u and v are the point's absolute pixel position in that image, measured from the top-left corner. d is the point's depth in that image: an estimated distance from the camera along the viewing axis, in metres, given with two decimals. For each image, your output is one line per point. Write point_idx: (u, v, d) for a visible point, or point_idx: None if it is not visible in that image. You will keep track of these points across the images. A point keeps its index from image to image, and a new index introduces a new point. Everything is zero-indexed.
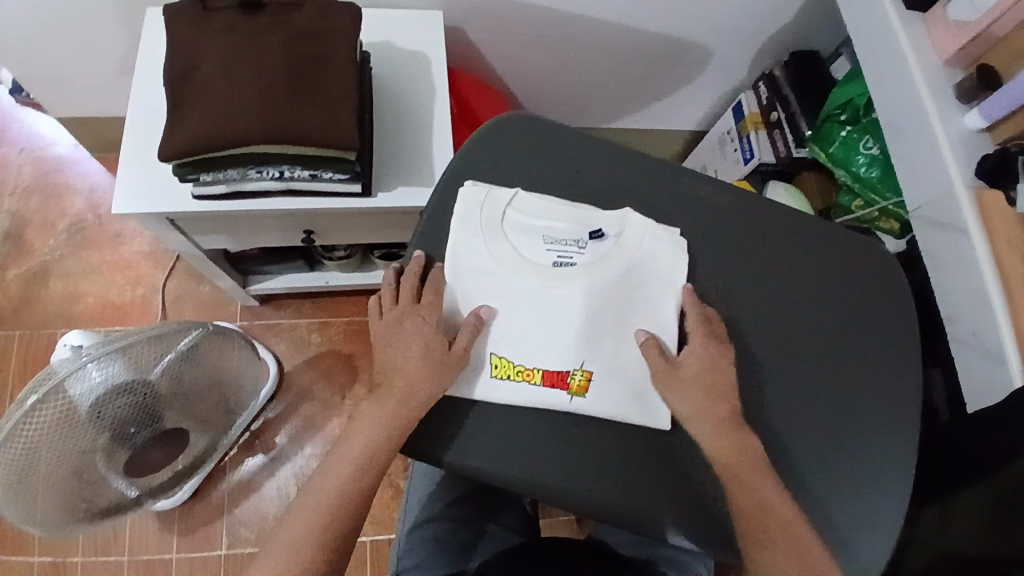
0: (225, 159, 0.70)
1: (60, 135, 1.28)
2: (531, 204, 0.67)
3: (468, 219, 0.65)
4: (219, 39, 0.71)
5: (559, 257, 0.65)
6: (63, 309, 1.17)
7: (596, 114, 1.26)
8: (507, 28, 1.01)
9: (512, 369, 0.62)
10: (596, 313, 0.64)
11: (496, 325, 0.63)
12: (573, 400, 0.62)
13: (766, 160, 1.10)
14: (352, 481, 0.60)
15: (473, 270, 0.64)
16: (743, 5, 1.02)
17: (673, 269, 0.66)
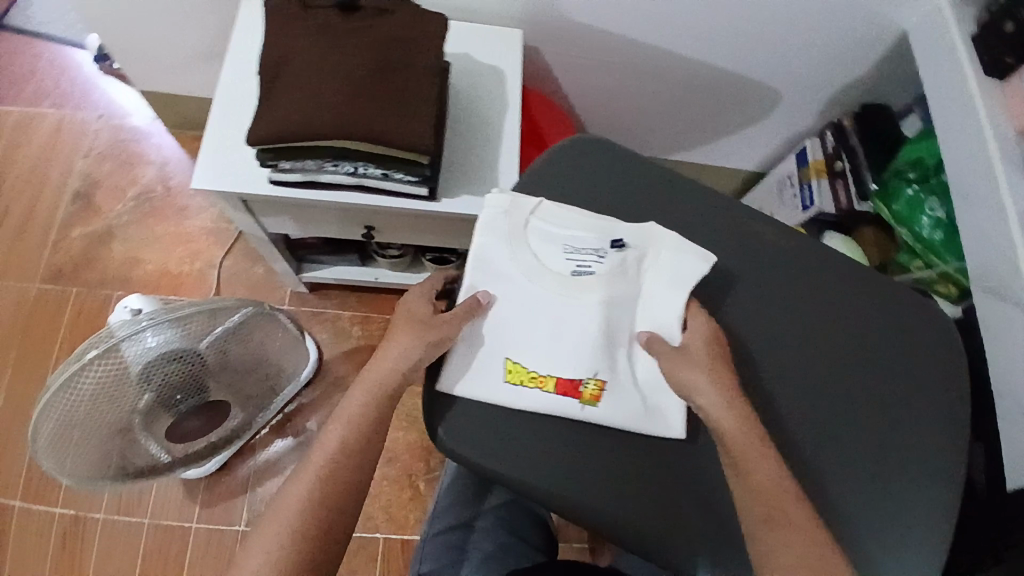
0: (305, 152, 0.73)
1: (138, 108, 1.34)
2: (555, 213, 0.68)
3: (493, 224, 0.67)
4: (313, 34, 0.74)
5: (578, 266, 0.67)
6: (121, 272, 1.21)
7: (657, 145, 1.27)
8: (581, 52, 1.03)
9: (526, 375, 0.63)
10: (611, 323, 0.65)
11: (513, 328, 0.65)
12: (585, 408, 0.63)
13: (825, 211, 1.10)
14: (346, 454, 0.59)
15: (495, 272, 0.66)
16: (818, 52, 1.02)
17: (689, 274, 0.66)
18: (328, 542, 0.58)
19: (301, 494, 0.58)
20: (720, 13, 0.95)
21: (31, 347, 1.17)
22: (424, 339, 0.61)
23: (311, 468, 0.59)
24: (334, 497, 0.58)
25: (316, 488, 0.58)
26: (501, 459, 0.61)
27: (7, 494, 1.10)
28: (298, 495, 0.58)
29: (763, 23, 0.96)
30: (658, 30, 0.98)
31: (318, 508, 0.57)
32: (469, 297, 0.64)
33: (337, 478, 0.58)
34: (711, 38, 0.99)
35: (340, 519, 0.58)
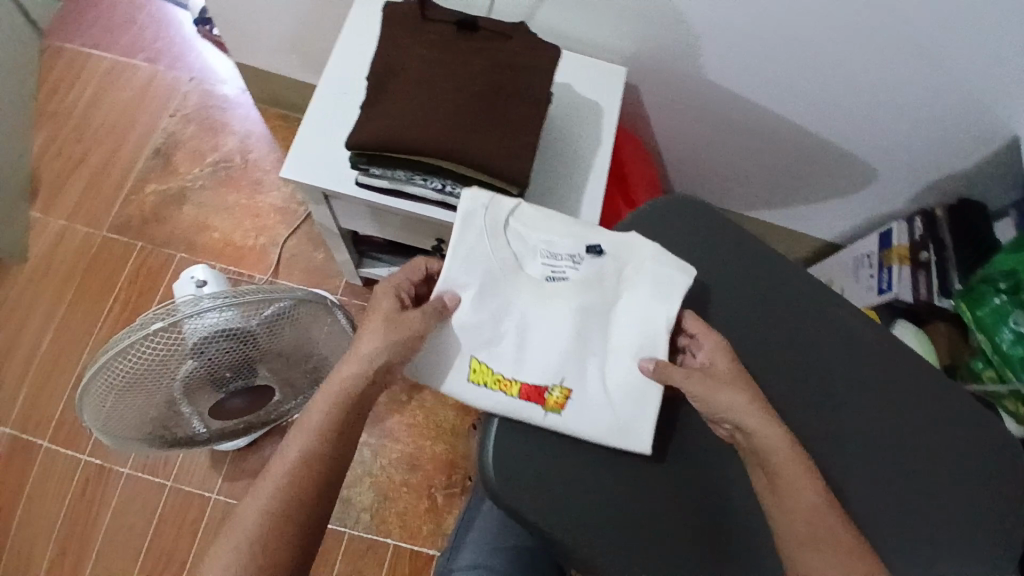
0: (401, 160, 0.73)
1: (231, 77, 1.37)
2: (531, 215, 0.69)
3: (472, 221, 0.66)
4: (428, 46, 0.74)
5: (552, 272, 0.68)
6: (188, 235, 1.24)
7: (736, 200, 1.24)
8: (678, 93, 1.03)
9: (490, 377, 0.65)
10: (583, 332, 0.66)
11: (483, 325, 0.66)
12: (548, 416, 0.62)
13: (903, 298, 1.07)
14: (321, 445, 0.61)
15: (471, 268, 0.66)
16: (921, 138, 0.99)
17: (671, 288, 0.66)
18: (291, 549, 0.59)
19: (259, 504, 0.58)
20: (825, 76, 0.93)
21: (89, 293, 1.20)
22: (396, 342, 0.63)
23: (272, 476, 0.60)
24: (296, 503, 0.59)
25: (276, 496, 0.59)
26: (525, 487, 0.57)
27: (40, 432, 1.13)
28: (257, 503, 0.59)
29: (867, 96, 0.94)
30: (759, 83, 0.97)
31: (280, 518, 0.58)
32: (438, 300, 0.65)
33: (301, 486, 0.60)
34: (808, 102, 0.98)
35: (302, 527, 0.60)
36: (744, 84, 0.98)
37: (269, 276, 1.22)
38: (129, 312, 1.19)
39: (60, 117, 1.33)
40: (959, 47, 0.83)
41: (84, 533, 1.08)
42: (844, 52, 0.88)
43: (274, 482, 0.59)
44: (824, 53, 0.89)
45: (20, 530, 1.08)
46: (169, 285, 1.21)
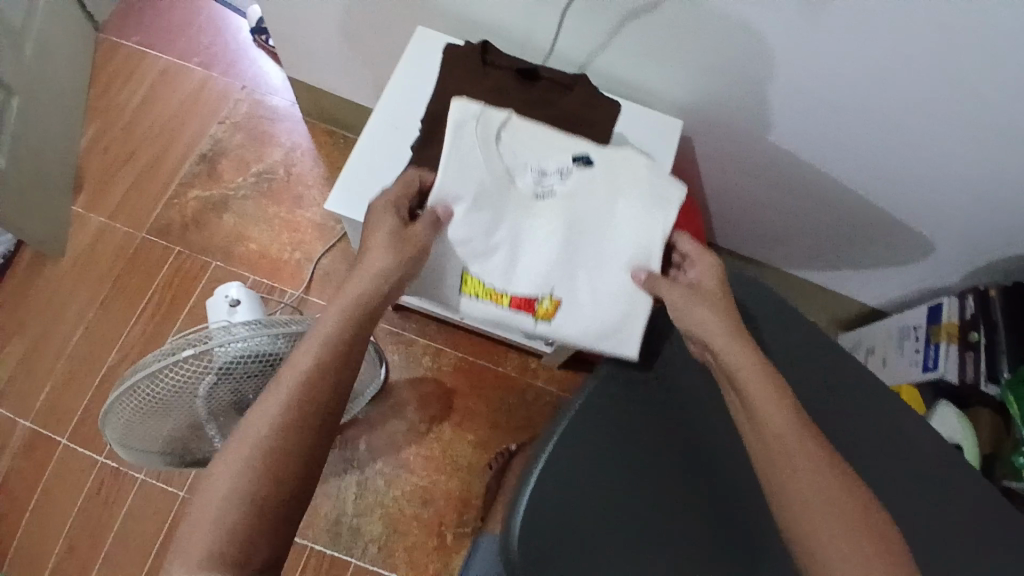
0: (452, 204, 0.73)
1: (282, 89, 1.39)
2: (520, 130, 0.75)
3: (465, 134, 0.73)
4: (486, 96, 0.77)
5: (539, 189, 0.76)
6: (226, 244, 1.25)
7: (778, 255, 1.22)
8: (733, 148, 1.02)
9: (483, 289, 0.77)
10: (571, 243, 0.75)
11: (478, 237, 0.74)
12: (536, 323, 0.78)
13: (948, 378, 1.03)
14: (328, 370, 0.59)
15: (462, 184, 0.72)
16: (984, 220, 0.96)
17: (663, 201, 0.73)
18: (298, 459, 0.56)
19: (269, 408, 0.56)
20: (892, 146, 0.91)
21: (123, 293, 1.22)
22: (402, 258, 0.66)
23: (281, 389, 0.57)
24: (306, 411, 0.57)
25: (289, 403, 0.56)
26: (551, 496, 0.61)
27: (60, 428, 1.13)
28: (265, 412, 0.56)
29: (931, 171, 0.92)
30: (820, 148, 0.96)
31: (288, 425, 0.56)
32: (431, 212, 0.72)
33: (312, 388, 0.58)
34: (868, 165, 0.95)
35: (312, 439, 0.57)
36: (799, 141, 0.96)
37: (302, 292, 1.22)
38: (160, 316, 1.20)
39: (111, 113, 1.35)
40: None
41: (92, 534, 1.08)
42: (914, 124, 0.87)
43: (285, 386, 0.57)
44: (894, 123, 0.88)
45: (31, 525, 1.08)
46: (202, 292, 1.22)
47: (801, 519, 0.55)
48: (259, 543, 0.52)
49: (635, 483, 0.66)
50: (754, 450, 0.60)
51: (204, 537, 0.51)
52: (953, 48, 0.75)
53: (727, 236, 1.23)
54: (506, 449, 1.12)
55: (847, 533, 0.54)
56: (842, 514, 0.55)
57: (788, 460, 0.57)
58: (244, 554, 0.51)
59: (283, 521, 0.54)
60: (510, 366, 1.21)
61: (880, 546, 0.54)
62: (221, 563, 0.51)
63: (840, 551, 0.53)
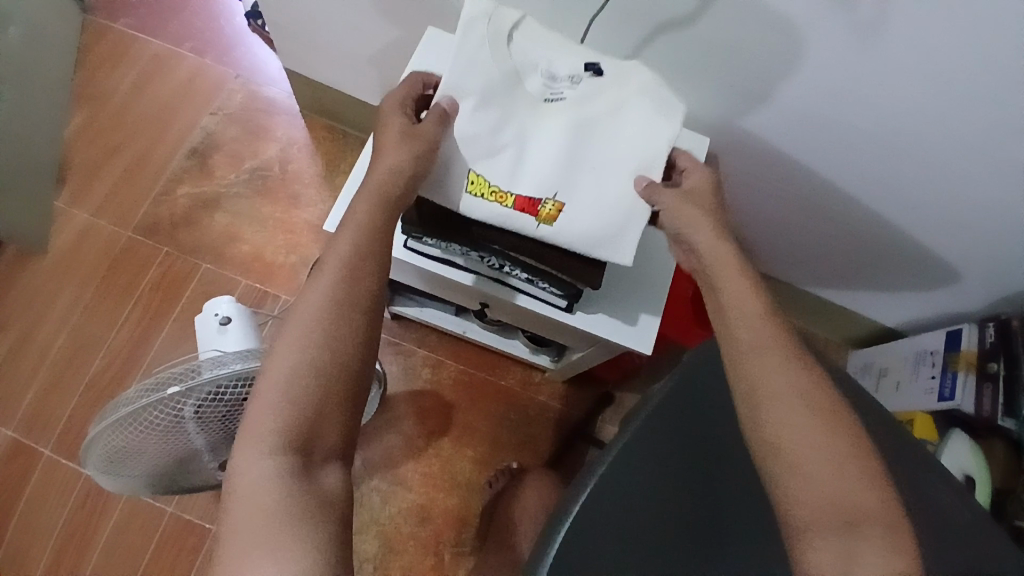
0: (471, 225, 0.71)
1: (279, 78, 1.32)
2: (531, 33, 0.70)
3: (472, 30, 0.67)
4: None
5: (551, 92, 0.70)
6: (218, 245, 1.20)
7: (793, 270, 1.18)
8: (755, 163, 0.98)
9: (486, 189, 0.68)
10: (577, 150, 0.68)
11: (478, 140, 0.67)
12: (538, 227, 0.68)
13: (964, 409, 0.99)
14: (359, 259, 0.59)
15: (466, 81, 0.67)
16: (1011, 254, 0.92)
17: (671, 112, 0.69)
18: (348, 342, 0.56)
19: (315, 298, 0.56)
20: (918, 175, 0.87)
21: (109, 294, 1.16)
22: (412, 147, 0.63)
23: (326, 275, 0.58)
24: (349, 302, 0.57)
25: (333, 296, 0.56)
26: (592, 540, 0.56)
27: (43, 436, 1.08)
28: (310, 303, 0.56)
29: (958, 201, 0.88)
30: (844, 169, 0.92)
31: (333, 317, 0.56)
32: (436, 106, 0.66)
33: (353, 283, 0.57)
34: (890, 187, 0.91)
35: (358, 329, 0.56)
36: (820, 160, 0.92)
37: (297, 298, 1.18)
38: (148, 319, 1.15)
39: (97, 101, 1.28)
40: None
41: (76, 549, 1.04)
42: (942, 156, 0.83)
43: (330, 278, 0.57)
44: (920, 152, 0.84)
45: (13, 538, 1.04)
46: (192, 295, 1.17)
47: (778, 428, 0.53)
48: (322, 429, 0.54)
49: (683, 518, 0.62)
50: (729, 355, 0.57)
51: (268, 415, 0.53)
52: (988, 84, 0.71)
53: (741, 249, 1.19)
54: (508, 467, 1.08)
55: (827, 453, 0.51)
56: (824, 428, 0.52)
57: (767, 364, 0.55)
58: (308, 437, 0.53)
59: (343, 407, 0.55)
60: (513, 380, 1.17)
61: (861, 465, 0.51)
62: (289, 445, 0.52)
63: (818, 467, 0.51)
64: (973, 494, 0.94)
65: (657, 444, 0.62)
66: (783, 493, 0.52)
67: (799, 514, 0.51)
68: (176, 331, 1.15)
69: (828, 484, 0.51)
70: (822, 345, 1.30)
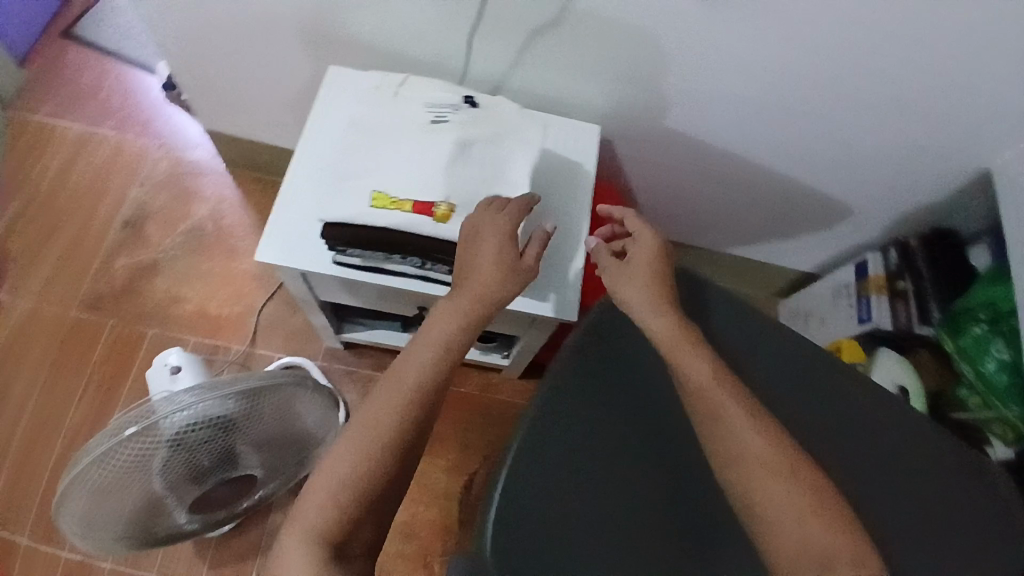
0: (376, 236, 0.71)
1: (200, 141, 1.36)
2: (417, 82, 0.82)
3: (368, 98, 0.81)
4: (390, 107, 0.80)
5: (436, 116, 0.78)
6: (163, 308, 1.22)
7: (714, 236, 1.27)
8: (652, 143, 1.06)
9: (388, 202, 0.73)
10: (457, 158, 0.75)
11: (374, 167, 0.75)
12: (436, 225, 0.72)
13: (883, 327, 1.07)
14: (440, 351, 0.62)
15: (363, 128, 0.78)
16: (898, 180, 1.02)
17: (531, 138, 0.79)
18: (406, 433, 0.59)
19: (384, 404, 0.59)
20: (804, 128, 0.96)
21: (60, 375, 1.16)
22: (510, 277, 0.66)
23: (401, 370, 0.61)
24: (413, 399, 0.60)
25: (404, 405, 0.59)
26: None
27: (13, 527, 1.07)
28: (376, 406, 0.59)
29: (840, 143, 0.98)
30: (733, 135, 1.00)
31: (390, 434, 0.58)
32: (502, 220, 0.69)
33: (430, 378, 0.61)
34: (779, 143, 1.00)
35: (410, 447, 0.59)
36: (709, 130, 1.00)
37: (247, 346, 1.20)
38: (103, 394, 1.16)
39: (22, 189, 1.29)
40: (918, 101, 0.87)
41: None
42: (813, 108, 0.92)
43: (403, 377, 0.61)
44: (802, 110, 0.93)
45: None
46: (144, 361, 1.18)
47: (741, 465, 0.57)
48: (362, 517, 0.56)
49: (625, 468, 0.65)
50: (695, 417, 0.61)
51: (323, 497, 0.55)
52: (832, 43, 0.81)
53: (662, 225, 1.27)
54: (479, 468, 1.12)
55: (790, 501, 0.54)
56: (782, 482, 0.55)
57: (728, 423, 0.59)
58: (349, 523, 0.55)
59: (383, 501, 0.58)
60: (472, 385, 1.21)
61: (819, 509, 0.54)
62: (329, 529, 0.55)
63: (783, 506, 0.54)
64: (910, 402, 1.02)
65: (635, 449, 0.67)
66: (760, 547, 0.54)
67: (780, 572, 0.53)
68: (133, 399, 1.15)
69: (795, 528, 0.53)
70: (755, 302, 1.38)
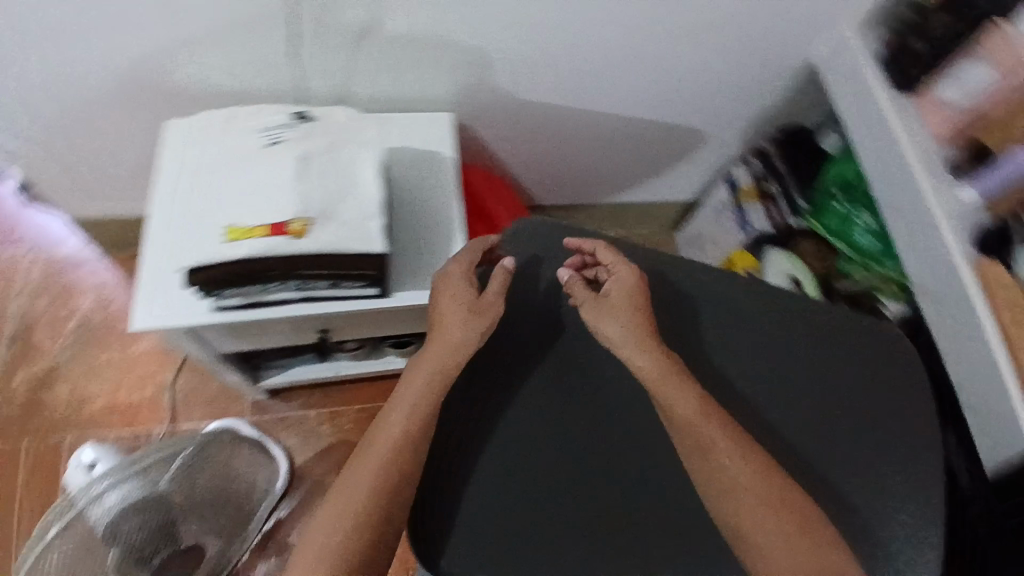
0: (240, 269, 0.70)
1: (69, 234, 1.28)
2: (246, 113, 0.82)
3: (202, 140, 0.81)
4: (225, 143, 0.80)
5: (271, 139, 0.79)
6: (73, 412, 1.17)
7: (597, 190, 1.32)
8: (509, 120, 1.09)
9: (243, 232, 0.72)
10: (299, 173, 0.76)
11: (222, 204, 0.75)
12: (292, 241, 0.71)
13: (762, 230, 1.16)
14: (418, 409, 0.67)
15: (204, 170, 0.78)
16: (737, 93, 1.10)
17: (367, 136, 0.81)
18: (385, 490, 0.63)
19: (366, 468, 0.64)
20: (645, 71, 1.02)
21: None
22: (475, 323, 0.69)
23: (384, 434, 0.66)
24: (391, 457, 0.64)
25: (383, 464, 0.64)
26: None
27: None
28: (359, 471, 0.64)
29: (680, 75, 1.04)
30: (583, 94, 1.05)
31: (367, 491, 0.63)
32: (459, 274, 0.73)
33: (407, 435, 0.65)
34: (628, 92, 1.06)
35: (390, 502, 0.63)
36: (559, 96, 1.05)
37: (169, 425, 1.16)
38: (34, 518, 1.10)
39: None
40: (733, 20, 0.95)
41: None
42: (646, 50, 0.98)
43: (384, 441, 0.65)
44: (640, 56, 0.99)
45: None
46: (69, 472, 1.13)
47: (724, 494, 0.63)
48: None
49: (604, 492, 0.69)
50: (684, 450, 0.66)
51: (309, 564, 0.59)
52: None
53: (546, 193, 1.31)
54: None
55: (775, 524, 0.61)
56: (765, 510, 0.61)
57: (714, 454, 0.64)
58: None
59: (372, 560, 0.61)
60: None
61: (801, 535, 0.61)
62: None
63: (764, 531, 0.61)
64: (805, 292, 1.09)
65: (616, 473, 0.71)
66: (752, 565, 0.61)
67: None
68: None
69: (780, 548, 0.60)
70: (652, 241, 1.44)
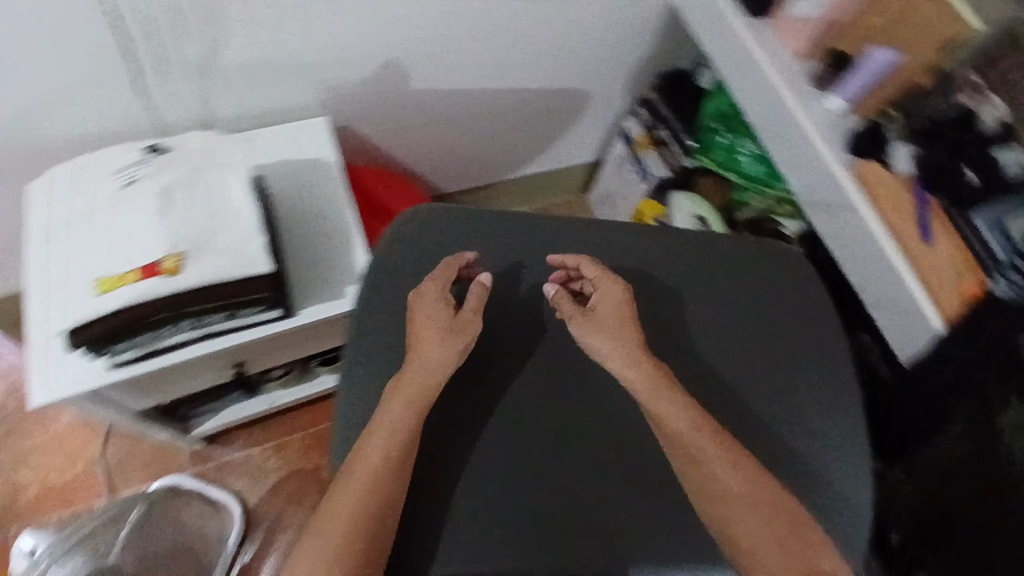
0: (121, 319, 0.68)
1: None
2: (100, 157, 0.80)
3: (60, 193, 0.78)
4: (84, 193, 0.77)
5: (128, 179, 0.76)
6: (5, 506, 1.11)
7: (497, 168, 1.32)
8: (391, 116, 1.08)
9: (116, 281, 0.70)
10: (162, 208, 0.73)
11: (92, 256, 0.72)
12: (168, 281, 0.69)
13: (662, 176, 1.19)
14: (400, 437, 0.66)
15: (66, 225, 0.76)
16: (609, 49, 1.12)
17: (228, 158, 0.78)
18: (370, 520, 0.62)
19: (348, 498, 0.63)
20: (514, 46, 1.03)
21: None
22: (452, 345, 0.69)
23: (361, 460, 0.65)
24: (373, 484, 0.64)
25: (366, 493, 0.63)
26: None
27: None
28: (342, 501, 0.63)
29: (550, 42, 1.05)
30: (459, 78, 1.05)
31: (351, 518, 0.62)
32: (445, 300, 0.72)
33: (387, 464, 0.65)
34: (505, 69, 1.07)
35: (373, 527, 0.62)
36: (436, 84, 1.04)
37: (109, 496, 1.12)
38: None
39: None
40: None
41: None
42: (510, 24, 0.98)
43: (363, 471, 0.64)
44: (507, 31, 0.99)
45: None
46: None
47: (718, 501, 0.65)
48: None
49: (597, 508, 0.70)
50: (678, 461, 0.67)
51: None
52: None
53: (448, 181, 1.30)
54: None
55: (766, 526, 0.63)
56: (757, 514, 0.63)
57: (711, 466, 0.65)
58: None
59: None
60: None
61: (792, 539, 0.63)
62: None
63: (757, 537, 0.63)
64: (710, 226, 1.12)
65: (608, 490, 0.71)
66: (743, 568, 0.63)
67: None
68: None
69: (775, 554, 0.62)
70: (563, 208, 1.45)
